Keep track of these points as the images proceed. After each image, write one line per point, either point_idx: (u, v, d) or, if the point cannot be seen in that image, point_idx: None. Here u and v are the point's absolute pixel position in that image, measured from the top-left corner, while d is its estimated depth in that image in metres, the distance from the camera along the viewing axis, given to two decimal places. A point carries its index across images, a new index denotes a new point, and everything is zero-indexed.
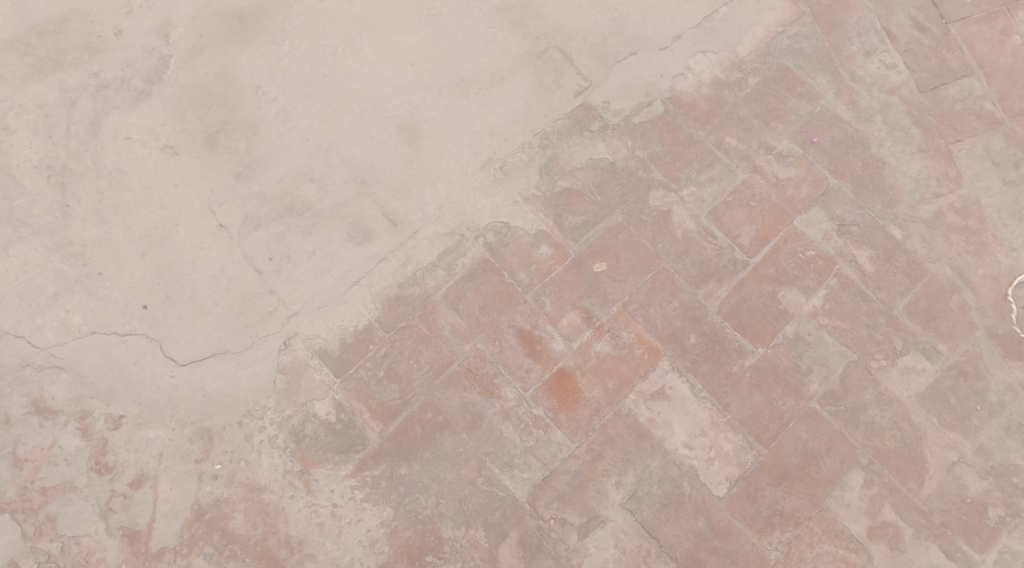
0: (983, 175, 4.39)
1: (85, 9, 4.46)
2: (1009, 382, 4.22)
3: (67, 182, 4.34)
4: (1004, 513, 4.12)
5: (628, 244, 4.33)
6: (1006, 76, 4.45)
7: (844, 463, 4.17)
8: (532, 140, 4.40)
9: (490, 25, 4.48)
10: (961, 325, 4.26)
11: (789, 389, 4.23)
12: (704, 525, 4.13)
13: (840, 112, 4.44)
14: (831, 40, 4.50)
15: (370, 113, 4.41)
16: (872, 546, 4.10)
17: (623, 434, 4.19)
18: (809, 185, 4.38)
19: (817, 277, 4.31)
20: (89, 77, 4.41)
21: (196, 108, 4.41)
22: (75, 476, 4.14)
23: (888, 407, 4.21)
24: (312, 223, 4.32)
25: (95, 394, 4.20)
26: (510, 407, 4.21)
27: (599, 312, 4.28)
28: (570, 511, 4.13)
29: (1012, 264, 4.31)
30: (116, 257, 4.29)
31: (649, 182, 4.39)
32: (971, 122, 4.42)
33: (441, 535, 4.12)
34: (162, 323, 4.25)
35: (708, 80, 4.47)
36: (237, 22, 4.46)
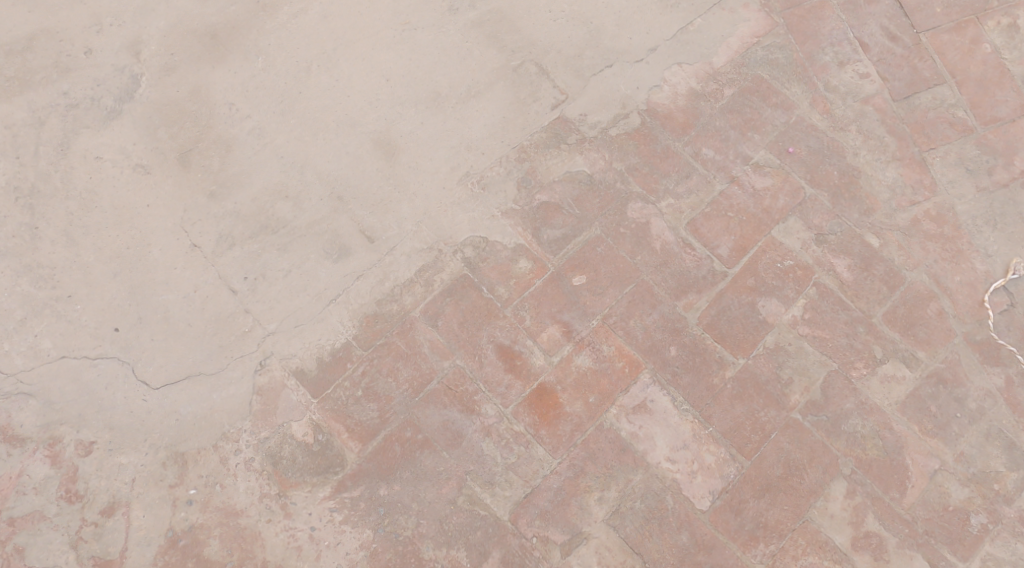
0: (957, 182, 4.42)
1: (54, 27, 4.38)
2: (988, 388, 4.24)
3: (35, 205, 4.26)
4: (986, 520, 4.13)
5: (607, 257, 4.31)
6: (976, 85, 4.50)
7: (827, 473, 4.15)
8: (510, 154, 4.38)
9: (466, 39, 4.47)
10: (939, 332, 4.28)
11: (771, 400, 4.21)
12: (688, 540, 4.09)
13: (815, 121, 4.46)
14: (805, 50, 4.53)
15: (345, 129, 4.36)
16: (856, 556, 4.08)
17: (605, 449, 4.15)
18: (786, 195, 4.39)
19: (795, 286, 4.31)
20: (58, 97, 4.34)
21: (168, 126, 4.34)
22: (45, 505, 4.04)
23: (870, 415, 4.20)
24: (287, 240, 4.26)
25: (65, 420, 4.10)
26: (491, 424, 4.16)
27: (579, 326, 4.25)
28: (552, 528, 4.08)
29: (988, 271, 4.34)
30: (87, 279, 4.20)
31: (626, 194, 4.37)
32: (944, 130, 4.46)
33: (422, 556, 4.05)
34: (135, 345, 4.16)
35: (684, 92, 4.47)
36: (210, 39, 4.41)
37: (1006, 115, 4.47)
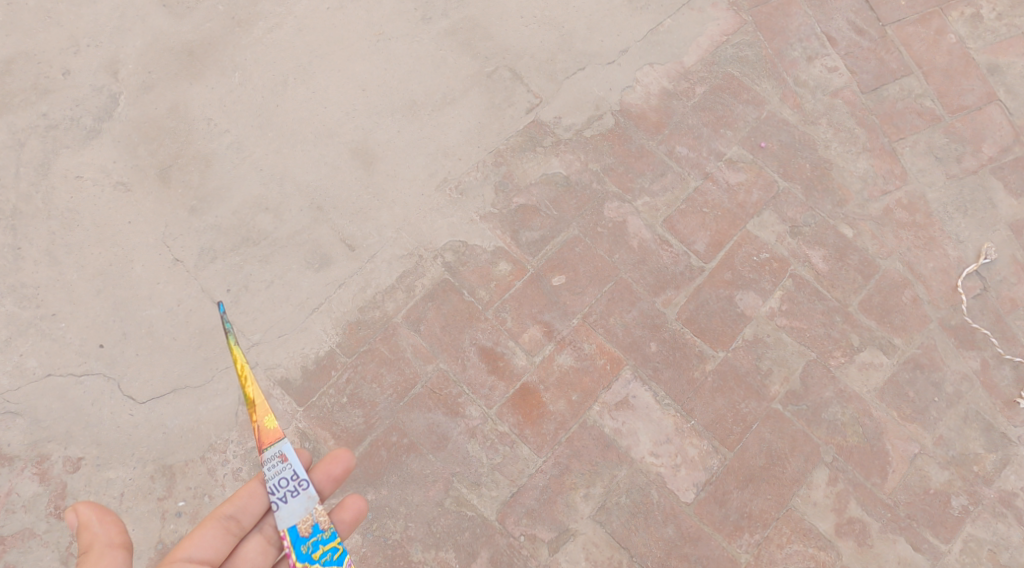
0: (927, 170, 4.54)
1: (31, 50, 4.45)
2: (965, 372, 4.31)
3: (17, 226, 4.27)
4: (967, 502, 4.18)
5: (585, 256, 4.36)
6: (943, 75, 4.68)
7: (809, 462, 4.19)
8: (486, 159, 4.43)
9: (439, 47, 4.56)
10: (914, 319, 4.36)
11: (751, 391, 4.25)
12: (674, 532, 4.10)
13: (786, 116, 4.56)
14: (774, 46, 4.66)
15: (324, 140, 4.41)
16: (841, 543, 4.11)
17: (589, 446, 4.17)
18: (759, 189, 4.46)
19: (772, 279, 4.37)
20: (37, 118, 4.38)
21: (147, 144, 4.38)
22: (34, 523, 4.02)
23: (849, 403, 4.26)
24: (268, 251, 4.28)
25: (52, 437, 4.09)
26: (475, 425, 4.17)
27: (560, 326, 4.28)
28: (539, 527, 4.08)
29: (960, 256, 4.44)
30: (71, 297, 4.21)
31: (603, 194, 4.43)
32: (913, 120, 4.61)
33: (411, 558, 4.03)
34: (120, 361, 4.16)
35: (656, 91, 4.57)
36: (187, 56, 4.48)
37: (972, 103, 4.64)
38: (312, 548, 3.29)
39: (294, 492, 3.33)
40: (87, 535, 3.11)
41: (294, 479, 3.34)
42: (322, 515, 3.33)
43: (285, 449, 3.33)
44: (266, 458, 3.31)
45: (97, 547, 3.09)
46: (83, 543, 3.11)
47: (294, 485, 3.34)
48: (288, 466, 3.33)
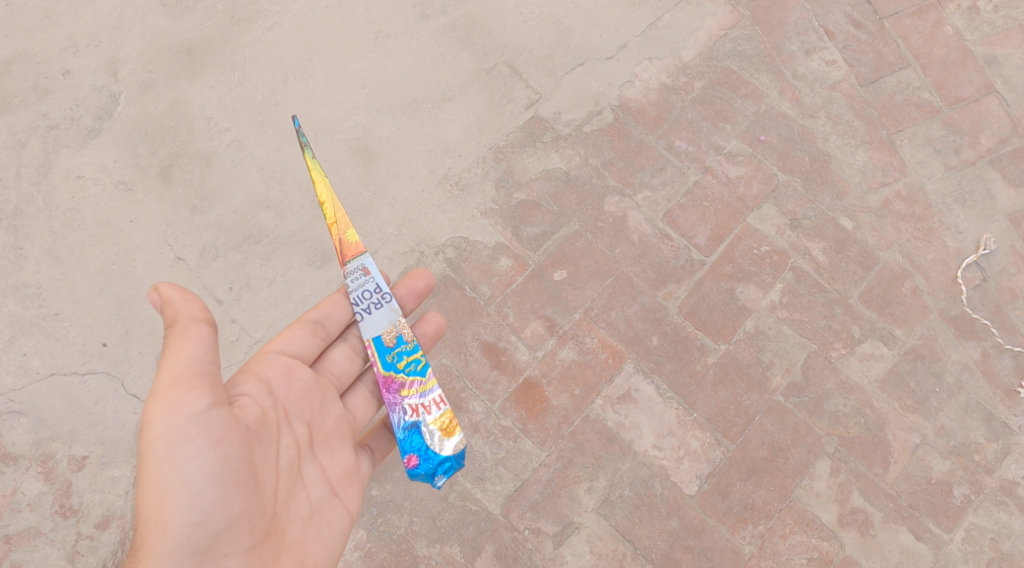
0: (926, 162, 4.57)
1: (31, 51, 4.48)
2: (965, 362, 4.34)
3: (19, 226, 4.29)
4: (969, 491, 4.21)
5: (586, 251, 4.38)
6: (940, 67, 4.71)
7: (811, 453, 4.21)
8: (487, 155, 4.46)
9: (439, 44, 4.59)
10: (915, 310, 4.38)
11: (753, 383, 4.28)
12: (678, 524, 4.12)
13: (785, 110, 4.59)
14: (772, 40, 4.70)
15: (324, 137, 4.43)
16: (843, 533, 4.14)
17: (592, 440, 4.19)
18: (759, 183, 4.49)
19: (772, 272, 4.39)
20: (38, 118, 4.41)
21: (148, 143, 4.40)
22: (40, 521, 4.01)
23: (850, 394, 4.28)
24: (270, 250, 4.30)
25: (57, 436, 4.09)
26: (479, 420, 4.19)
27: (561, 320, 4.30)
28: (543, 520, 4.10)
29: (959, 247, 4.46)
30: (74, 296, 4.23)
31: (603, 188, 4.46)
32: (911, 112, 4.63)
33: (417, 553, 4.05)
34: (123, 359, 4.18)
35: (655, 86, 4.60)
36: (186, 55, 4.51)
37: (970, 95, 4.67)
38: (396, 358, 3.55)
39: (377, 304, 3.56)
40: (170, 311, 3.22)
41: (377, 293, 3.56)
42: (405, 327, 3.57)
43: (366, 263, 3.54)
44: (349, 272, 3.54)
45: (181, 323, 3.20)
46: (167, 320, 3.22)
47: (377, 298, 3.56)
48: (371, 280, 3.55)
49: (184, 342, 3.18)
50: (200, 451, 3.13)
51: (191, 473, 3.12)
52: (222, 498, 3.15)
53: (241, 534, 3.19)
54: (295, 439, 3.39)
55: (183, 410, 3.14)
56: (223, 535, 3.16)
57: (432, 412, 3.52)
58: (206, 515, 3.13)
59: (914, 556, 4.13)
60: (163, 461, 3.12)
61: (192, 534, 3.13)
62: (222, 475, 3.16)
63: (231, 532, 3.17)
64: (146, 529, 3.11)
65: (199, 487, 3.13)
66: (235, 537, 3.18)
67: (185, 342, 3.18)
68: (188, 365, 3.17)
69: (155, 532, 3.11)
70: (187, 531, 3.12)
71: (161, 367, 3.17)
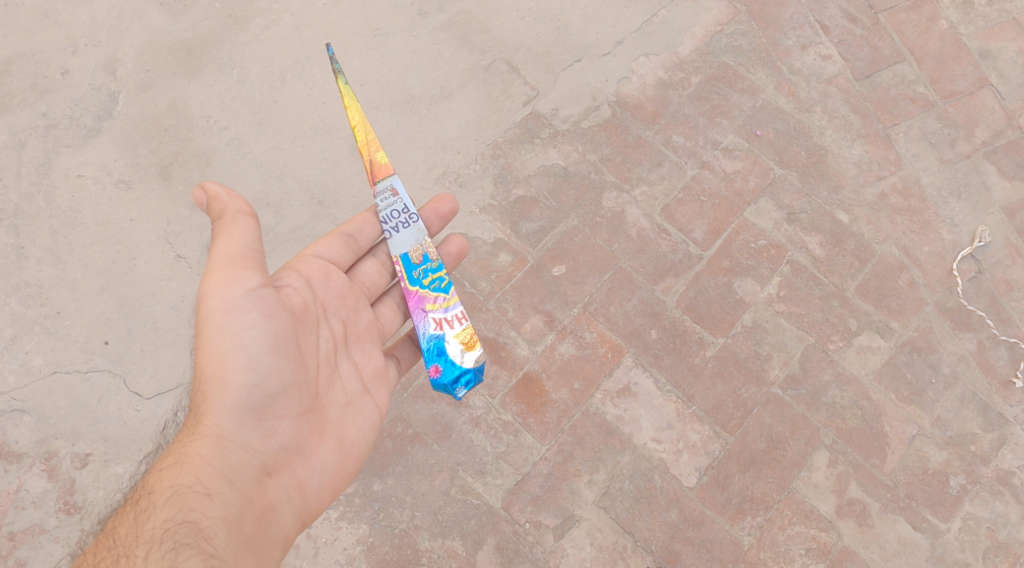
0: (921, 156, 4.60)
1: (29, 51, 4.49)
2: (961, 353, 4.37)
3: (20, 225, 4.32)
4: (965, 481, 4.25)
5: (585, 246, 4.41)
6: (935, 61, 4.74)
7: (809, 445, 4.25)
8: (485, 151, 4.48)
9: (436, 41, 4.61)
10: (911, 302, 4.41)
11: (751, 376, 4.31)
12: (677, 516, 4.16)
13: (781, 104, 4.62)
14: (768, 35, 4.73)
15: (323, 135, 4.46)
16: (841, 523, 4.17)
17: (592, 433, 4.22)
18: (756, 177, 4.52)
19: (770, 265, 4.43)
20: (37, 118, 4.42)
21: (147, 142, 4.43)
22: (44, 519, 4.03)
23: (847, 386, 4.32)
24: (270, 247, 4.32)
25: (60, 434, 4.12)
26: (479, 415, 4.23)
27: (561, 315, 4.33)
28: (544, 514, 4.13)
29: (955, 240, 4.50)
30: (75, 295, 4.25)
31: (601, 184, 4.48)
32: (907, 106, 4.66)
33: (419, 547, 4.08)
34: (125, 357, 4.20)
35: (652, 82, 4.63)
36: (185, 54, 4.53)
37: (964, 89, 4.70)
38: (421, 274, 3.66)
39: (405, 224, 3.68)
40: (217, 206, 3.38)
41: (404, 213, 3.68)
42: (431, 247, 3.69)
43: (393, 184, 3.66)
44: (378, 191, 3.66)
45: (231, 214, 3.37)
46: (216, 212, 3.39)
47: (403, 218, 3.68)
48: (399, 200, 3.67)
49: (235, 226, 3.36)
50: (254, 324, 3.33)
51: (246, 343, 3.32)
52: (275, 368, 3.36)
53: (290, 403, 3.40)
54: (334, 332, 3.56)
55: (239, 286, 3.32)
56: (275, 402, 3.37)
57: (454, 326, 3.61)
58: (260, 382, 3.34)
59: (912, 545, 4.17)
60: (220, 331, 3.32)
61: (247, 399, 3.34)
62: (275, 346, 3.35)
63: (281, 399, 3.38)
64: (208, 388, 3.34)
65: (254, 354, 3.33)
66: (285, 406, 3.40)
67: (235, 226, 3.36)
68: (239, 250, 3.35)
69: (216, 391, 3.33)
70: (243, 393, 3.33)
71: (214, 252, 3.35)
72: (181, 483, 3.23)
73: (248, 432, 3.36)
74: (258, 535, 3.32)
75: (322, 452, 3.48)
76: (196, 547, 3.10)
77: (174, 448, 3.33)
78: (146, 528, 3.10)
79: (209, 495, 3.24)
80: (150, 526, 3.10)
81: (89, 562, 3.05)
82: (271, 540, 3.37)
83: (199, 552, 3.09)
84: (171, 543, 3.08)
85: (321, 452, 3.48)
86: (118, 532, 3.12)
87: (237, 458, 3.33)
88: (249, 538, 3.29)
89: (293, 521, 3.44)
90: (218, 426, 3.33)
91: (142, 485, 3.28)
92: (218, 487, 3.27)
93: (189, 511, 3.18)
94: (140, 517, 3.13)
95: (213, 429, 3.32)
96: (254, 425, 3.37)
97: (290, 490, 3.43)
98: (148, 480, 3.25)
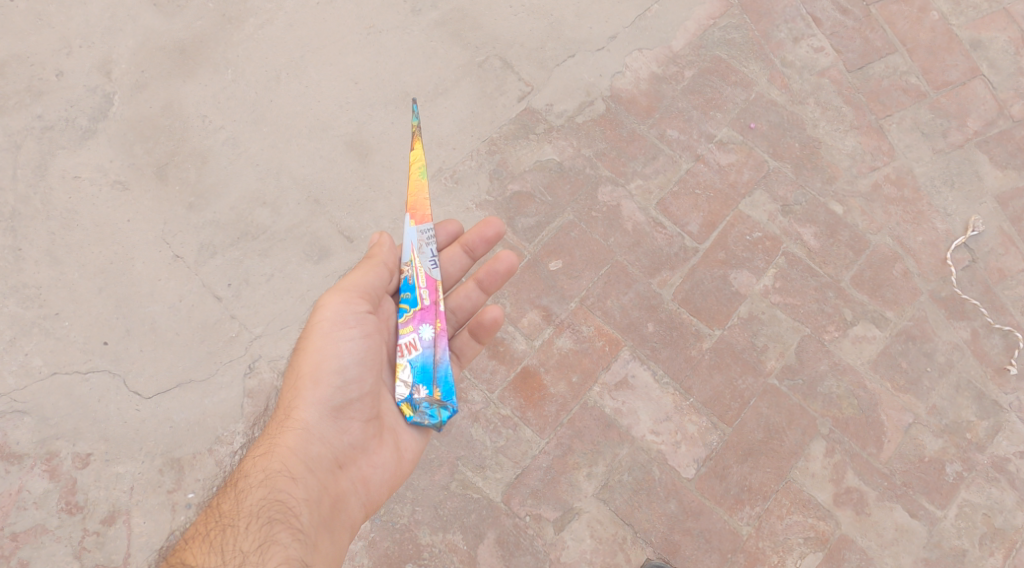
0: (914, 146, 4.63)
1: (24, 53, 4.50)
2: (955, 342, 4.41)
3: (17, 227, 4.33)
4: (961, 468, 4.28)
5: (581, 240, 4.43)
6: (926, 52, 4.76)
7: (806, 435, 4.28)
8: (481, 147, 4.50)
9: (430, 38, 4.63)
10: (906, 291, 4.45)
11: (747, 367, 4.34)
12: (676, 508, 4.19)
13: (774, 97, 4.65)
14: (760, 28, 4.75)
15: (319, 133, 4.47)
16: (839, 512, 4.21)
17: (591, 426, 4.25)
18: (750, 169, 4.55)
19: (765, 257, 4.46)
20: (32, 120, 4.43)
21: (143, 142, 4.44)
22: (46, 518, 4.05)
23: (843, 376, 4.35)
24: (268, 246, 4.35)
25: (60, 434, 4.13)
26: (478, 409, 4.25)
27: (558, 309, 4.36)
28: (544, 507, 4.16)
29: (948, 229, 4.53)
30: (73, 296, 4.27)
31: (596, 178, 4.51)
32: (899, 97, 4.69)
33: (420, 541, 4.11)
34: (124, 357, 4.22)
35: (646, 76, 4.65)
36: (179, 54, 4.53)
37: (956, 79, 4.73)
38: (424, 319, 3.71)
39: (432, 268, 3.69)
40: (374, 249, 3.59)
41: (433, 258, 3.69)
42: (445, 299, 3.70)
43: (416, 228, 3.62)
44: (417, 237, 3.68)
45: (377, 260, 3.57)
46: (370, 252, 3.60)
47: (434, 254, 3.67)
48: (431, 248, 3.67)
49: (380, 263, 3.57)
50: (354, 337, 3.47)
51: (343, 350, 3.45)
52: (361, 375, 3.47)
53: (366, 406, 3.48)
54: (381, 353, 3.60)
55: (352, 309, 3.49)
56: (352, 402, 3.46)
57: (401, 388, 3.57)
58: (344, 385, 3.45)
59: (909, 533, 4.21)
60: (324, 334, 3.46)
61: (332, 397, 3.45)
62: (368, 357, 3.48)
63: (358, 403, 3.47)
64: (300, 384, 3.46)
65: (347, 364, 3.45)
66: (361, 407, 3.48)
67: (376, 264, 3.55)
68: (366, 286, 3.52)
69: (308, 389, 3.45)
70: (328, 393, 3.44)
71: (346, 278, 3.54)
72: (271, 468, 3.36)
73: (328, 427, 3.46)
74: (333, 521, 3.42)
75: (384, 453, 3.55)
76: (286, 523, 3.26)
77: (263, 440, 3.45)
78: (243, 506, 3.27)
79: (294, 480, 3.36)
80: (248, 503, 3.27)
81: (196, 534, 3.23)
82: (344, 527, 3.45)
83: (288, 528, 3.25)
84: (264, 520, 3.24)
85: (384, 453, 3.55)
86: (220, 509, 3.28)
87: (316, 451, 3.43)
88: (326, 523, 3.39)
89: (359, 512, 3.51)
90: (304, 420, 3.44)
91: (237, 470, 3.43)
92: (301, 473, 3.38)
93: (279, 492, 3.32)
94: (239, 496, 3.30)
95: (300, 422, 3.44)
96: (332, 421, 3.46)
97: (357, 484, 3.50)
98: (244, 465, 3.40)
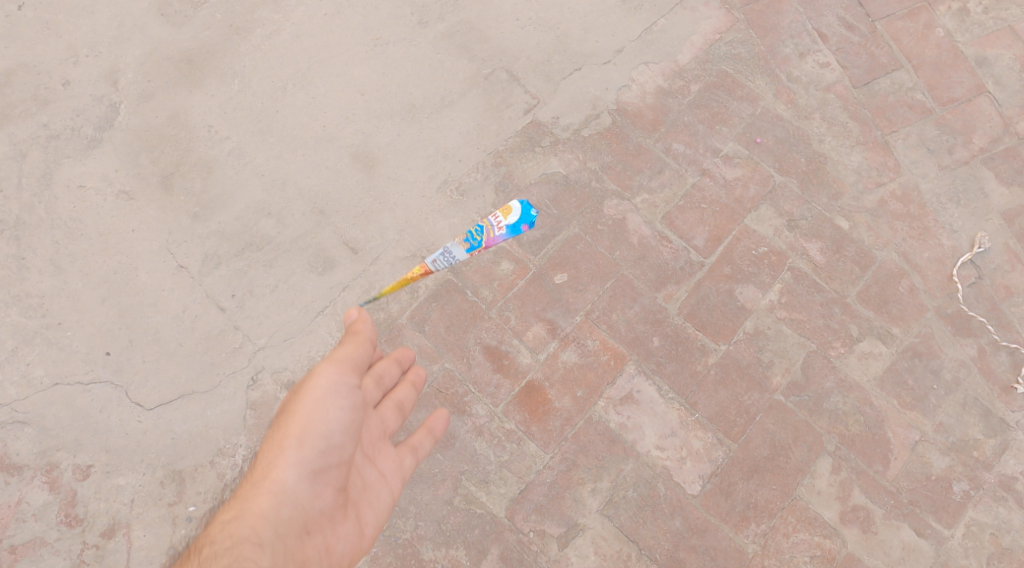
0: (919, 162, 4.62)
1: (31, 62, 4.50)
2: (962, 359, 4.38)
3: (21, 236, 4.31)
4: (968, 487, 4.25)
5: (586, 254, 4.42)
6: (932, 68, 4.77)
7: (812, 452, 4.25)
8: (486, 159, 4.49)
9: (437, 50, 4.63)
10: (912, 308, 4.43)
11: (753, 383, 4.31)
12: (681, 524, 4.16)
13: (780, 111, 4.65)
14: (766, 43, 4.76)
15: (325, 144, 4.47)
16: (846, 530, 4.17)
17: (595, 441, 4.22)
18: (756, 184, 4.54)
19: (770, 272, 4.44)
20: (38, 129, 4.43)
21: (149, 152, 4.43)
22: (45, 531, 4.02)
23: (850, 393, 4.32)
24: (272, 256, 4.33)
25: (61, 445, 4.10)
26: (482, 423, 4.22)
27: (563, 323, 4.34)
28: (548, 522, 4.12)
29: (954, 246, 4.52)
30: (76, 306, 4.25)
31: (602, 192, 4.50)
32: (905, 113, 4.69)
33: (422, 557, 4.07)
34: (127, 368, 4.19)
35: (652, 90, 4.65)
36: (186, 64, 4.54)
37: (962, 96, 4.73)
38: None
39: None
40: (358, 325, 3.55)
41: None
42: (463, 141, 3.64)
43: None
44: None
45: (363, 335, 3.54)
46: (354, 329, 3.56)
47: None
48: None
49: (367, 339, 3.54)
50: (343, 406, 3.41)
51: (331, 417, 3.39)
52: (344, 444, 3.41)
53: (341, 474, 3.42)
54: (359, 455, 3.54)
55: (336, 400, 3.40)
56: (331, 469, 3.39)
57: None
58: (328, 450, 3.38)
59: (916, 552, 4.16)
60: (316, 400, 3.39)
61: (312, 462, 3.36)
62: (353, 429, 3.43)
63: (334, 470, 3.40)
64: (284, 445, 3.36)
65: (333, 434, 3.39)
66: (335, 474, 3.41)
67: (363, 339, 3.52)
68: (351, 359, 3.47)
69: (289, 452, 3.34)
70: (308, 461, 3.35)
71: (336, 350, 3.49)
72: (238, 535, 3.19)
73: (303, 490, 3.34)
74: None
75: (349, 525, 3.44)
76: None
77: (236, 502, 3.33)
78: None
79: (261, 547, 3.18)
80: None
81: None
82: None
83: None
84: None
85: (347, 524, 3.44)
86: None
87: (289, 515, 3.31)
88: None
89: None
90: (282, 482, 3.33)
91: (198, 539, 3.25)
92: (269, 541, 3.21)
93: (245, 559, 3.11)
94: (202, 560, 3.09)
95: (277, 485, 3.32)
96: (309, 484, 3.36)
97: (323, 553, 3.34)
98: (208, 533, 3.22)
